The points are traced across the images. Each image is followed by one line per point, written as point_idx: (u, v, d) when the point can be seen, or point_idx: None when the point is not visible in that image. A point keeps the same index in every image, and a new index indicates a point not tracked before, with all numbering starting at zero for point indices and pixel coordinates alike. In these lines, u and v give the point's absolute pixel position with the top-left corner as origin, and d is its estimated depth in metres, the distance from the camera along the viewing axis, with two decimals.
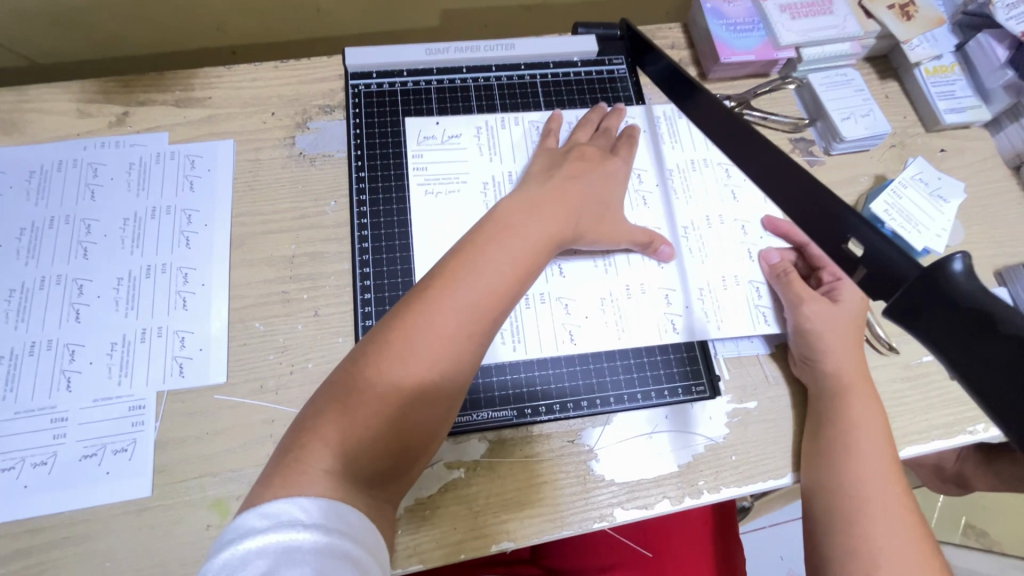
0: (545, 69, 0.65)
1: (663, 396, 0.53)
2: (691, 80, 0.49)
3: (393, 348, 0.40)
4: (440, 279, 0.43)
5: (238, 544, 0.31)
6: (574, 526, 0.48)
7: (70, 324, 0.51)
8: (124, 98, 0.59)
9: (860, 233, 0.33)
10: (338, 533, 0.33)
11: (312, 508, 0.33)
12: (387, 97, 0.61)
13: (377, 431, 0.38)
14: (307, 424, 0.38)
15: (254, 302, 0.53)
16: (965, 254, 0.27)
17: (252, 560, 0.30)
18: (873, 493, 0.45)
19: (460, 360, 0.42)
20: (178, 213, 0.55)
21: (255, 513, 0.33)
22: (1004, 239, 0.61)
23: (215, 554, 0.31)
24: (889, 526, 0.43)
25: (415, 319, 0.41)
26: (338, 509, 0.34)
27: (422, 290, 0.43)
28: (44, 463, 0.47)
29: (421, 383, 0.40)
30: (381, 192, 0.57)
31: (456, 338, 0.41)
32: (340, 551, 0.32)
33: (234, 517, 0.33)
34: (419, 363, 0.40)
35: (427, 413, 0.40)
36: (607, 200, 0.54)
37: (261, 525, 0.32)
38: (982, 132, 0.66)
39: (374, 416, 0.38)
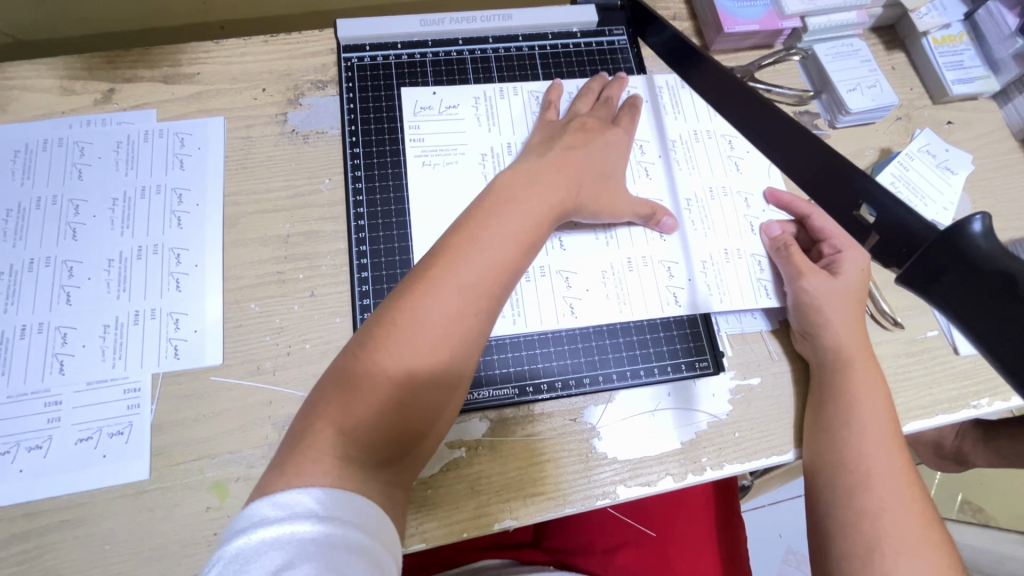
0: (544, 40, 0.63)
1: (665, 372, 0.52)
2: (695, 47, 0.47)
3: (400, 329, 0.39)
4: (443, 258, 0.42)
5: (250, 533, 0.30)
6: (577, 503, 0.47)
7: (60, 307, 0.50)
8: (109, 74, 0.58)
9: (871, 197, 0.32)
10: (353, 526, 0.32)
11: (326, 499, 0.33)
12: (381, 71, 0.60)
13: (385, 415, 0.38)
14: (312, 411, 0.38)
15: (249, 284, 0.52)
16: (983, 215, 0.26)
17: (266, 551, 0.30)
18: (877, 467, 0.45)
19: (469, 339, 0.42)
20: (168, 192, 0.54)
21: (267, 502, 0.32)
22: (1010, 212, 0.60)
23: (226, 543, 0.31)
24: (893, 499, 0.43)
25: (418, 299, 0.41)
26: (351, 500, 0.34)
27: (424, 271, 0.42)
28: (39, 447, 0.46)
29: (426, 365, 0.40)
30: (377, 169, 0.56)
31: (464, 318, 0.41)
32: (353, 544, 0.31)
33: (245, 505, 0.32)
34: (429, 344, 0.40)
35: (434, 395, 0.40)
36: (608, 173, 0.53)
37: (274, 514, 0.31)
38: (989, 104, 0.65)
39: (383, 400, 0.38)
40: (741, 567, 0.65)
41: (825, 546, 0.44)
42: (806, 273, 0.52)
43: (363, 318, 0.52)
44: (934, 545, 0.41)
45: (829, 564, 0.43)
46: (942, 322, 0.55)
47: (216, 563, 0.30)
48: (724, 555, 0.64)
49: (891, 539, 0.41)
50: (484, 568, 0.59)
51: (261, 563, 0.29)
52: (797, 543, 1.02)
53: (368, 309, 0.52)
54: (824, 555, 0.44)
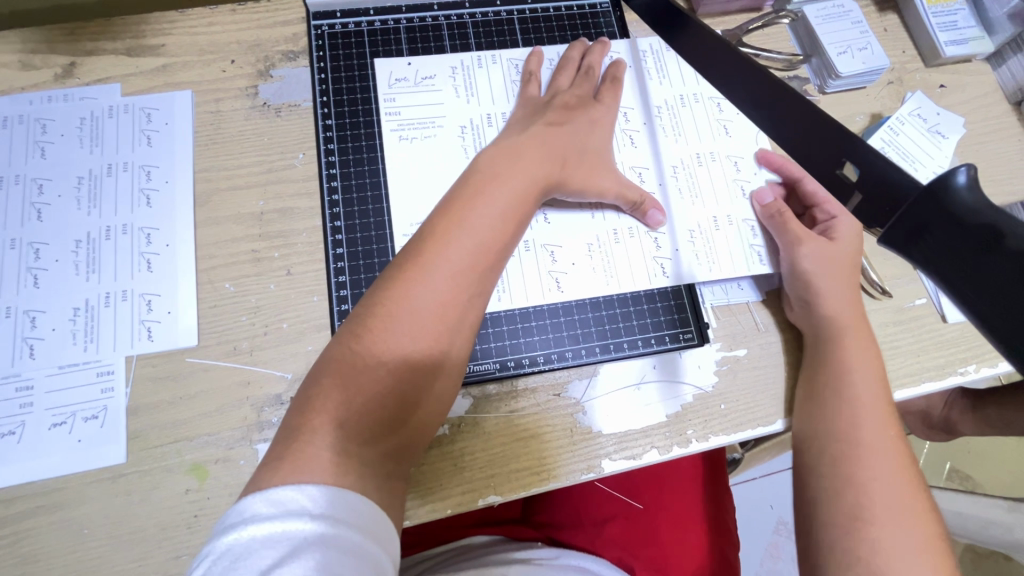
0: (523, 4, 0.60)
1: (649, 344, 0.51)
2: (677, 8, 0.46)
3: (393, 318, 0.40)
4: (431, 245, 0.43)
5: (242, 530, 0.31)
6: (562, 478, 0.47)
7: (28, 290, 0.48)
8: (70, 47, 0.55)
9: (857, 156, 0.31)
10: (346, 525, 0.32)
11: (320, 497, 0.33)
12: (354, 39, 0.57)
13: (380, 399, 0.38)
14: (307, 405, 0.38)
15: (223, 263, 0.50)
16: (970, 166, 0.25)
17: (258, 548, 0.30)
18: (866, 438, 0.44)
19: (463, 323, 0.43)
20: (136, 170, 0.52)
21: (260, 498, 0.32)
22: (1001, 176, 0.59)
23: (219, 537, 0.31)
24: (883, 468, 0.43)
25: (407, 282, 0.41)
26: (345, 497, 0.34)
27: (410, 255, 0.43)
28: (12, 433, 0.45)
29: (418, 347, 0.40)
30: (351, 142, 0.54)
31: (457, 303, 0.42)
32: (345, 543, 0.31)
33: (239, 499, 0.32)
34: (425, 333, 0.41)
35: (428, 377, 0.41)
36: (592, 147, 0.52)
37: (268, 511, 0.32)
38: (983, 67, 0.63)
39: (382, 391, 0.39)
40: (728, 538, 0.66)
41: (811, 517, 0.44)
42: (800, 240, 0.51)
43: (339, 295, 0.51)
44: (920, 512, 0.41)
45: (815, 535, 0.43)
46: (930, 289, 0.54)
47: (208, 557, 0.31)
48: (711, 527, 0.65)
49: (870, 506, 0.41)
50: (473, 543, 0.58)
51: (253, 561, 0.30)
52: (787, 513, 1.04)
53: (344, 286, 0.51)
54: (809, 522, 0.44)
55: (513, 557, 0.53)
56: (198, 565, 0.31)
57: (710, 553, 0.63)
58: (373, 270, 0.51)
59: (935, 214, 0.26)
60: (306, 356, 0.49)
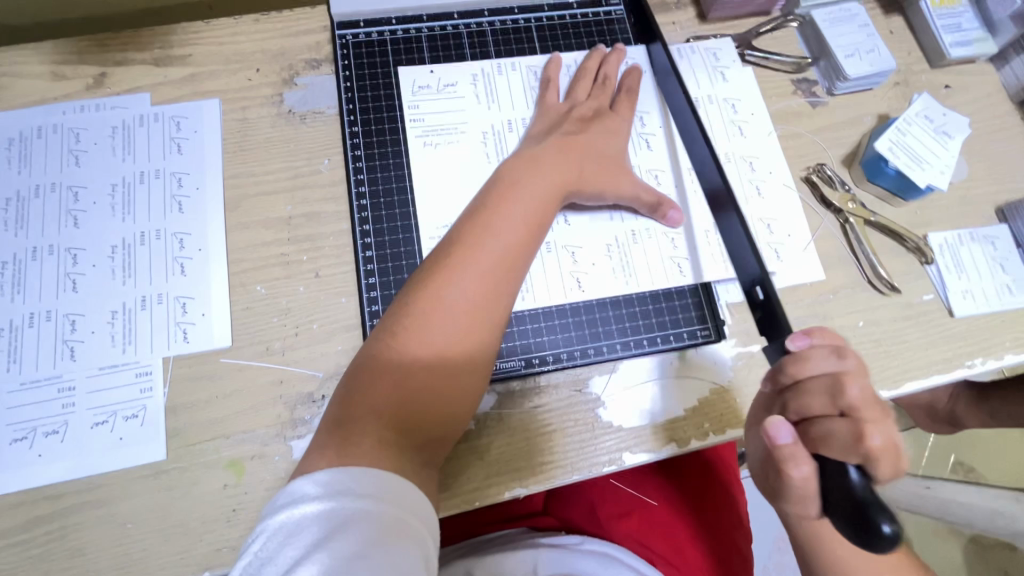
0: (540, 12, 0.62)
1: (668, 341, 0.53)
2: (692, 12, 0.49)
3: (426, 316, 0.43)
4: (460, 247, 0.45)
5: (293, 508, 0.34)
6: (583, 470, 0.49)
7: (67, 294, 0.50)
8: (100, 58, 0.57)
9: None
10: (385, 502, 0.35)
11: (363, 478, 0.36)
12: (377, 48, 0.59)
13: (415, 392, 0.41)
14: (349, 397, 0.41)
15: (254, 266, 0.52)
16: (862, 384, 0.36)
17: (307, 525, 0.33)
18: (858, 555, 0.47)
19: (492, 321, 0.45)
20: (167, 177, 0.54)
21: (307, 479, 0.35)
22: (1005, 174, 0.61)
23: (273, 514, 0.34)
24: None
25: (438, 284, 0.44)
26: (389, 479, 0.36)
27: (440, 258, 0.45)
28: (56, 432, 0.47)
29: (451, 343, 0.43)
30: (376, 148, 0.56)
31: (486, 303, 0.44)
32: (387, 521, 0.34)
33: (290, 482, 0.35)
34: (456, 331, 0.43)
35: (460, 373, 0.43)
36: (611, 152, 0.54)
37: (313, 491, 0.35)
38: (987, 67, 0.65)
39: (417, 385, 0.41)
40: (738, 545, 0.67)
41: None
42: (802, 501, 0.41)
43: (369, 297, 0.52)
44: None
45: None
46: (937, 285, 0.56)
47: (263, 533, 0.34)
48: (722, 533, 0.66)
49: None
50: (496, 538, 0.61)
51: (303, 536, 0.33)
52: None
53: (373, 287, 0.52)
54: None
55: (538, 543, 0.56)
56: (254, 541, 0.34)
57: (721, 559, 0.64)
58: (401, 272, 0.53)
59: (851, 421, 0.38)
60: (336, 355, 0.50)
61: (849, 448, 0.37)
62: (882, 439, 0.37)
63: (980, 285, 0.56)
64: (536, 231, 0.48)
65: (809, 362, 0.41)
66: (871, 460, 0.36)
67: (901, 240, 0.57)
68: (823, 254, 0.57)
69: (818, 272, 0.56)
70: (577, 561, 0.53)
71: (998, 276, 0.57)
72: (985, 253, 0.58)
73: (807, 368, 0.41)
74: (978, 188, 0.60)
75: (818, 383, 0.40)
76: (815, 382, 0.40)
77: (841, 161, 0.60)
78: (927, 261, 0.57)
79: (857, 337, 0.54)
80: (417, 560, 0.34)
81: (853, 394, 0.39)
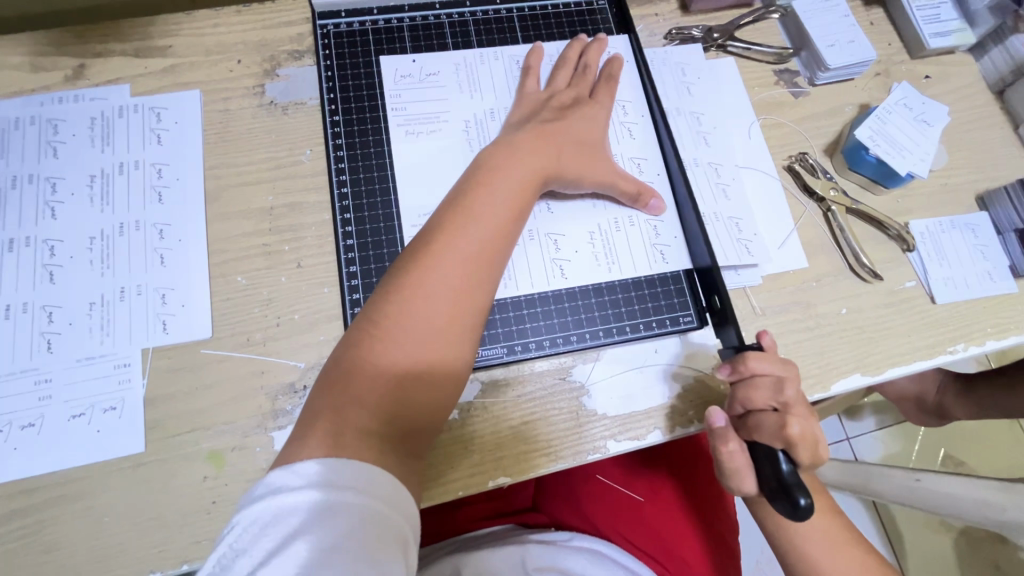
0: (522, 2, 0.62)
1: (651, 328, 0.53)
2: None
3: (408, 305, 0.42)
4: (441, 234, 0.45)
5: (272, 499, 0.34)
6: (569, 458, 0.49)
7: (44, 286, 0.49)
8: (79, 49, 0.56)
9: None
10: (366, 495, 0.35)
11: (346, 470, 0.35)
12: (359, 38, 0.59)
13: (399, 381, 0.41)
14: (331, 386, 0.40)
15: (235, 257, 0.52)
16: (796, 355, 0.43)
17: (285, 517, 0.33)
18: (819, 527, 0.50)
19: (475, 308, 0.45)
20: (147, 168, 0.53)
21: (289, 471, 0.35)
22: (984, 163, 0.62)
23: (251, 505, 0.34)
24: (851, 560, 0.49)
25: (416, 281, 0.43)
26: (370, 472, 0.36)
27: (416, 252, 0.45)
28: (32, 425, 0.46)
29: (434, 332, 0.43)
30: (358, 137, 0.56)
31: (468, 290, 0.44)
32: (367, 513, 0.34)
33: (269, 472, 0.35)
34: (439, 319, 0.43)
35: (444, 361, 0.43)
36: (592, 141, 0.54)
37: (294, 482, 0.34)
38: (965, 58, 0.66)
39: (400, 374, 0.41)
40: (726, 536, 0.68)
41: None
42: (734, 476, 0.46)
43: (351, 285, 0.52)
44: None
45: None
46: (919, 272, 0.57)
47: (240, 524, 0.34)
48: (712, 523, 0.66)
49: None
50: (486, 535, 0.60)
51: (282, 528, 0.33)
52: None
53: (355, 276, 0.52)
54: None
55: (529, 539, 0.56)
56: (230, 531, 0.34)
57: (712, 549, 0.65)
58: (382, 260, 0.52)
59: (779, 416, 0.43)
60: (318, 345, 0.50)
61: (774, 436, 0.43)
62: (800, 429, 0.42)
63: (962, 273, 0.57)
64: (518, 218, 0.48)
65: (762, 362, 0.44)
66: (791, 445, 0.42)
67: (882, 228, 0.58)
68: (806, 242, 0.57)
69: (801, 259, 0.56)
70: (568, 557, 0.53)
71: (980, 264, 0.58)
72: (966, 240, 0.58)
73: (758, 367, 0.44)
74: (958, 176, 0.61)
75: (764, 381, 0.44)
76: (758, 381, 0.44)
77: (823, 150, 0.61)
78: (909, 248, 0.57)
79: (840, 323, 0.54)
80: (397, 552, 0.34)
81: (790, 395, 0.43)
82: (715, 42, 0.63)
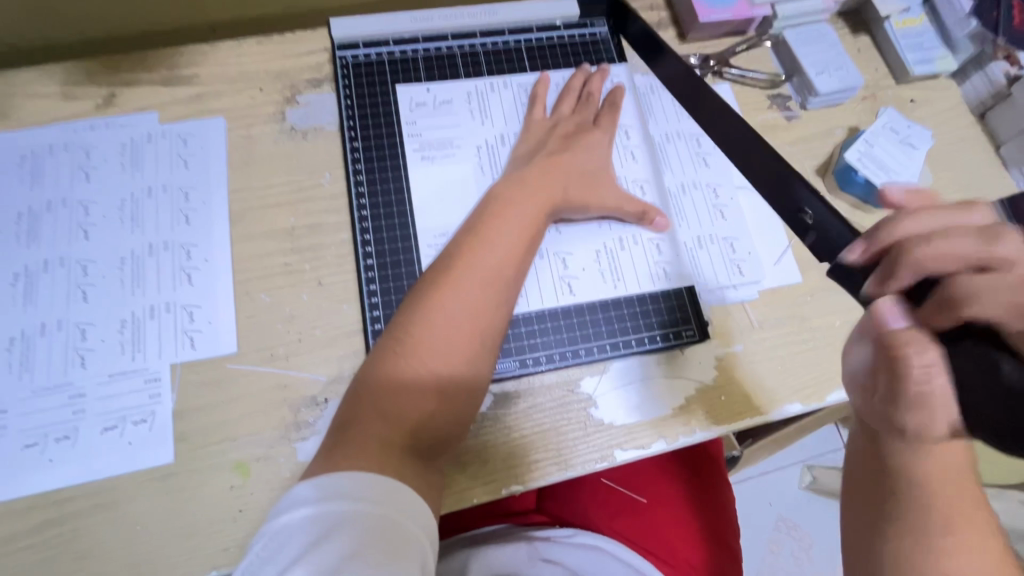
0: (529, 34, 0.65)
1: (655, 342, 0.55)
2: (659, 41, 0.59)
3: (428, 325, 0.45)
4: (460, 259, 0.48)
5: (294, 510, 0.36)
6: (578, 467, 0.51)
7: (77, 304, 0.52)
8: (109, 79, 0.59)
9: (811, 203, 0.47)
10: (380, 505, 0.37)
11: (362, 481, 0.38)
12: (375, 69, 0.62)
13: (419, 396, 0.44)
14: (357, 401, 0.43)
15: (259, 275, 0.54)
16: None
17: (307, 524, 0.35)
18: (950, 483, 0.39)
19: (491, 328, 0.47)
20: (175, 191, 0.56)
21: (308, 485, 0.38)
22: (968, 182, 0.65)
23: (277, 516, 0.37)
24: (973, 539, 0.37)
25: (436, 304, 0.46)
26: (386, 484, 0.38)
27: (436, 275, 0.48)
28: (67, 438, 0.48)
29: (453, 350, 0.45)
30: (376, 161, 0.59)
31: (485, 311, 0.47)
32: (382, 522, 0.36)
33: (293, 486, 0.38)
34: (457, 339, 0.45)
35: (462, 379, 0.45)
36: (597, 167, 0.57)
37: (315, 494, 0.37)
38: (949, 83, 0.69)
39: (420, 389, 0.44)
40: (729, 528, 0.70)
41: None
42: (921, 408, 0.36)
43: (370, 303, 0.54)
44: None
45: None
46: None
47: (266, 534, 0.36)
48: (714, 520, 0.68)
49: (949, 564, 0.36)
50: (490, 532, 0.62)
51: (303, 536, 0.35)
52: (787, 510, 1.12)
53: (375, 294, 0.55)
54: None
55: (533, 535, 0.58)
56: (257, 542, 0.37)
57: (715, 542, 0.67)
58: (400, 279, 0.55)
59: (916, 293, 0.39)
60: (338, 360, 0.52)
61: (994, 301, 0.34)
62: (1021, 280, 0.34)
63: None
64: (531, 244, 0.51)
65: (917, 221, 0.39)
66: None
67: None
68: (800, 258, 0.60)
69: (796, 275, 0.59)
70: (563, 552, 0.55)
71: None
72: None
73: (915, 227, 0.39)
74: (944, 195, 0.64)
75: (943, 233, 0.37)
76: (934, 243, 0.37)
77: (815, 171, 0.64)
78: None
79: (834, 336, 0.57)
80: (411, 557, 0.35)
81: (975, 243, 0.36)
82: (711, 69, 0.66)
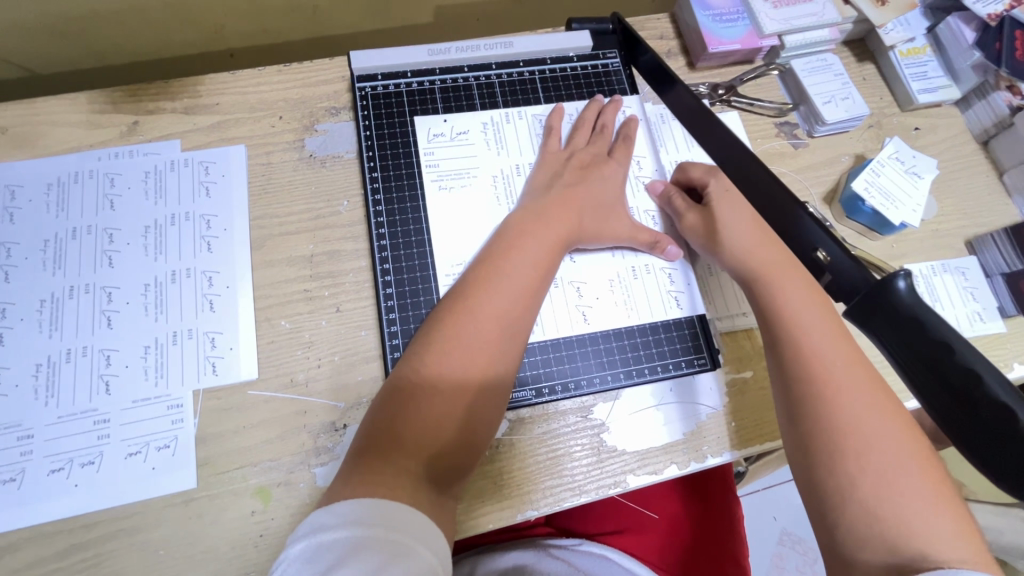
0: (543, 64, 0.67)
1: (668, 370, 0.57)
2: (668, 71, 0.59)
3: (447, 346, 0.46)
4: (477, 284, 0.50)
5: (313, 537, 0.36)
6: (592, 492, 0.52)
7: (102, 331, 0.53)
8: (132, 107, 0.61)
9: (824, 244, 0.43)
10: (395, 531, 0.37)
11: (376, 508, 0.38)
12: (393, 99, 0.63)
13: (438, 420, 0.45)
14: (377, 424, 0.44)
15: (280, 302, 0.55)
16: (907, 274, 0.36)
17: (324, 552, 0.35)
18: (835, 353, 0.47)
19: (510, 355, 0.49)
20: (197, 219, 0.57)
21: (328, 511, 0.38)
22: (972, 210, 0.66)
23: (296, 543, 0.37)
24: (869, 401, 0.44)
25: (454, 329, 0.47)
26: (398, 510, 0.38)
27: (455, 301, 0.49)
28: (91, 463, 0.49)
29: (470, 370, 0.46)
30: (395, 190, 0.60)
31: (503, 336, 0.48)
32: (397, 548, 0.36)
33: (312, 513, 0.38)
34: (474, 360, 0.47)
35: (481, 402, 0.47)
36: (611, 198, 0.59)
37: (333, 521, 0.37)
38: (952, 111, 0.71)
39: (438, 411, 0.45)
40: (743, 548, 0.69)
41: (811, 497, 0.43)
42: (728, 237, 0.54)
43: (390, 330, 0.55)
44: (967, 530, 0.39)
45: (812, 490, 0.42)
46: None
47: (285, 561, 0.36)
48: (727, 537, 0.68)
49: (859, 431, 0.42)
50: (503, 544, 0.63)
51: (319, 564, 0.35)
52: (791, 525, 1.12)
53: (394, 322, 0.56)
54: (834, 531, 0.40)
55: (546, 543, 0.60)
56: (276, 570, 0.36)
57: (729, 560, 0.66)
58: (419, 307, 0.56)
59: (886, 309, 0.37)
60: (356, 385, 0.54)
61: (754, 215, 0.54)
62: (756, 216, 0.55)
63: (953, 312, 0.61)
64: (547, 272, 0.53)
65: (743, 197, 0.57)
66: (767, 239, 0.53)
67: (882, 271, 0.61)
68: None
69: None
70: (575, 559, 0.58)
71: (971, 305, 0.62)
72: (957, 282, 0.63)
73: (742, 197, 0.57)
74: (948, 223, 0.65)
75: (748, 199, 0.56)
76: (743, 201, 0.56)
77: (822, 199, 0.65)
78: None
79: None
80: None
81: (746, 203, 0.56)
82: (720, 98, 0.68)
